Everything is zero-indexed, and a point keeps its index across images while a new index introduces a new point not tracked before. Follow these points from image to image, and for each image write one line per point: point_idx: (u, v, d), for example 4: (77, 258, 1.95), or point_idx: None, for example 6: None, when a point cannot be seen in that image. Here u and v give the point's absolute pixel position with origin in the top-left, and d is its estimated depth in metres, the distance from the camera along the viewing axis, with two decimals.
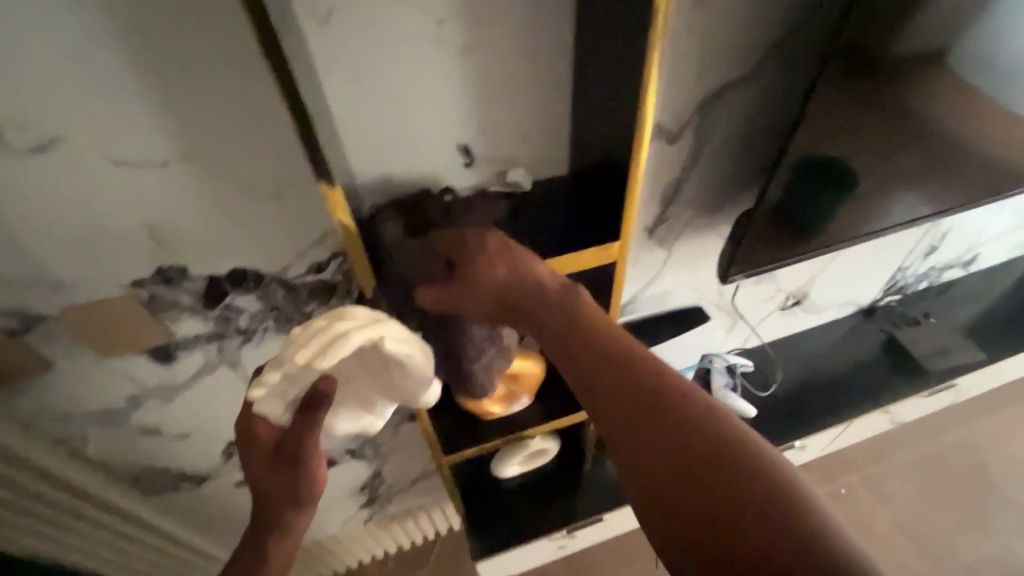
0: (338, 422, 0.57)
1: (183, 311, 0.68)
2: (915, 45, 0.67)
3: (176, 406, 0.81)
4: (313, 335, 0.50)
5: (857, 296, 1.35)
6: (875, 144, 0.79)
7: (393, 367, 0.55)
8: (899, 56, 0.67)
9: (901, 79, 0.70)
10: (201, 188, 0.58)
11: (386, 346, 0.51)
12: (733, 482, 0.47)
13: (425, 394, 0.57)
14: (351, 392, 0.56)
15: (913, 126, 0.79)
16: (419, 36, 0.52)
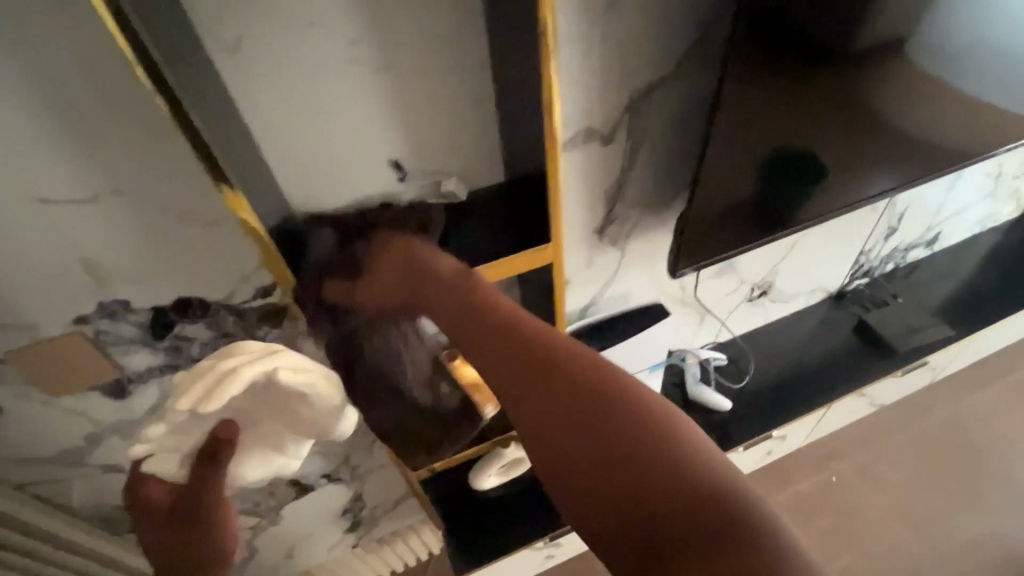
0: (247, 469, 0.61)
1: (131, 345, 0.68)
2: (827, 32, 0.68)
3: (136, 441, 0.80)
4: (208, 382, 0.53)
5: (824, 282, 1.36)
6: (808, 132, 0.80)
7: (297, 399, 0.58)
8: (811, 45, 0.69)
9: (818, 66, 0.72)
10: (133, 221, 0.58)
11: (280, 375, 0.55)
12: (628, 428, 0.46)
13: (337, 421, 0.61)
14: (257, 437, 0.59)
15: (842, 113, 0.80)
16: (332, 58, 0.54)
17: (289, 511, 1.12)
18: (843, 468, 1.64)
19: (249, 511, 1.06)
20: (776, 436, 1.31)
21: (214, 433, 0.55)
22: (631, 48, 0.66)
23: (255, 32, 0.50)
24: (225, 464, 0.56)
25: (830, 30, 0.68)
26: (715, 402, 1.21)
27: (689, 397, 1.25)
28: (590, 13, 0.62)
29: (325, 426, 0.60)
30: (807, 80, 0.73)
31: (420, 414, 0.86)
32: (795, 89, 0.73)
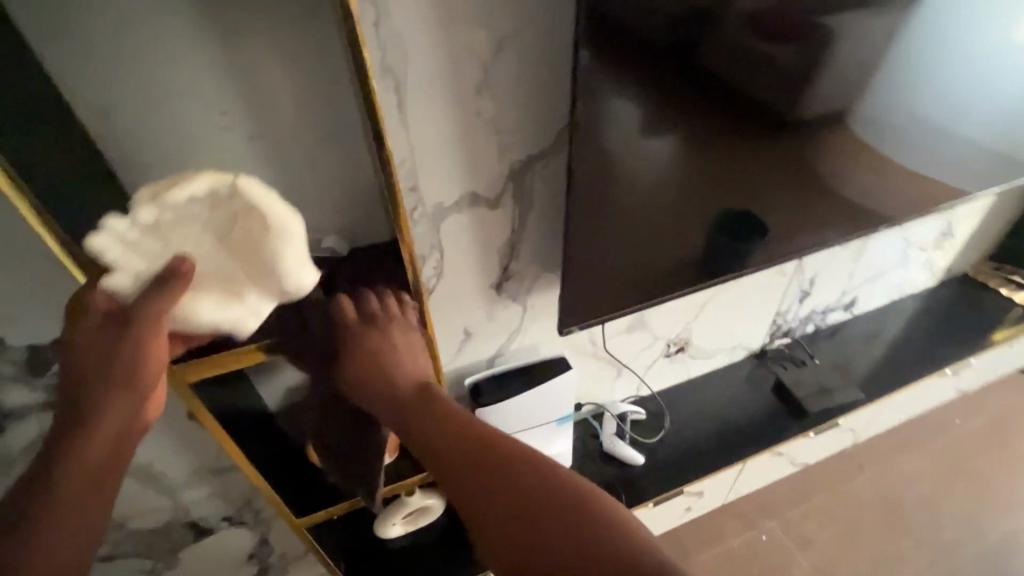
0: (194, 313, 0.53)
1: (6, 380, 0.69)
2: (672, 131, 0.75)
3: (13, 476, 0.80)
4: (165, 223, 0.48)
5: (744, 341, 1.41)
6: (679, 212, 0.86)
7: (268, 251, 0.52)
8: (658, 142, 0.75)
9: (670, 160, 0.78)
10: (6, 263, 0.61)
11: (238, 184, 0.49)
12: (532, 484, 0.61)
13: (293, 268, 0.54)
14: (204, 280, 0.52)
15: (710, 199, 0.86)
16: (204, 125, 0.59)
17: (189, 554, 1.10)
18: (772, 526, 1.64)
19: (143, 553, 1.04)
20: (692, 491, 1.32)
21: (167, 268, 0.48)
22: (505, 124, 0.72)
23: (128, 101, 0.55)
24: (169, 303, 0.49)
25: (675, 129, 0.75)
26: (627, 455, 1.23)
27: (605, 449, 1.26)
28: (463, 93, 0.68)
29: (288, 281, 0.54)
30: (660, 172, 0.79)
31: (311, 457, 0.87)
32: (656, 175, 0.79)
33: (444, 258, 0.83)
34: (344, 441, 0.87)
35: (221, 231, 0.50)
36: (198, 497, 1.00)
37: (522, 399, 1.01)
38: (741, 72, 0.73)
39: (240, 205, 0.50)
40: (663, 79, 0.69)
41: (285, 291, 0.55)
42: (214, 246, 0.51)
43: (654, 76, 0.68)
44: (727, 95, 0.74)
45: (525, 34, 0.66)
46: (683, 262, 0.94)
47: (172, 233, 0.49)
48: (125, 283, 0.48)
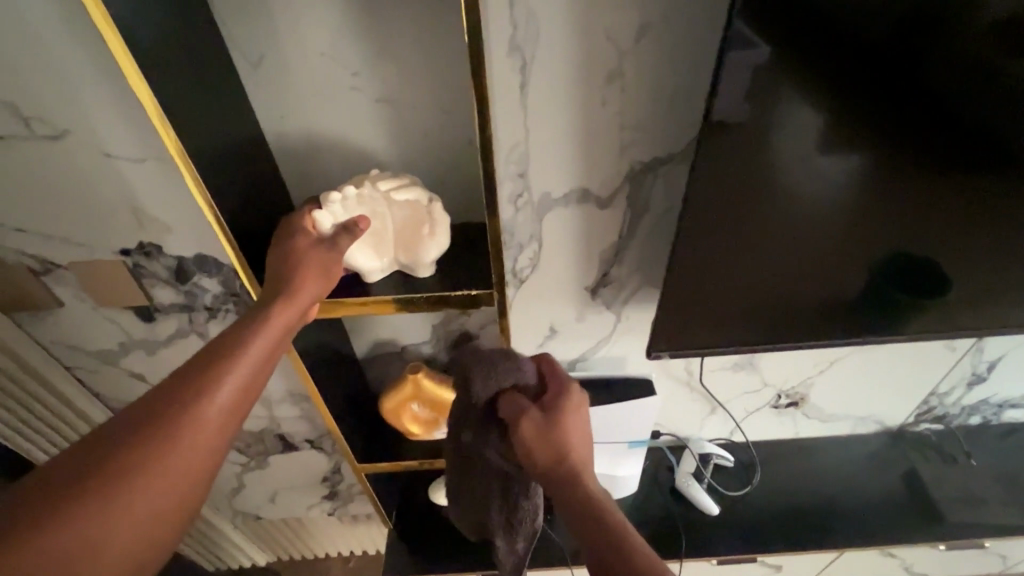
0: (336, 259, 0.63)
1: (159, 281, 0.82)
2: (848, 145, 0.61)
3: (157, 360, 0.96)
4: (370, 199, 0.61)
5: (878, 414, 1.19)
6: (831, 244, 0.71)
7: (424, 235, 0.61)
8: (826, 155, 0.62)
9: (837, 180, 0.64)
10: (170, 184, 0.71)
11: (435, 206, 0.60)
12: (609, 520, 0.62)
13: (423, 262, 0.64)
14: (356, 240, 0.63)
15: (883, 233, 0.69)
16: (338, 84, 0.62)
17: (275, 461, 1.24)
18: None
19: (242, 449, 1.20)
20: (769, 562, 1.17)
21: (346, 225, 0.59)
22: (633, 119, 0.66)
23: (277, 55, 0.60)
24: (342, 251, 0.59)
25: (850, 143, 0.61)
26: (701, 501, 1.11)
27: (677, 486, 1.16)
28: (591, 83, 0.63)
29: (416, 265, 0.64)
30: (819, 191, 0.65)
31: (383, 410, 0.92)
32: (806, 199, 0.66)
33: (542, 250, 0.80)
34: (414, 405, 0.90)
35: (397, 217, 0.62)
36: (289, 416, 1.12)
37: (596, 411, 0.96)
38: (947, 83, 0.56)
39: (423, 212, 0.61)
40: (832, 82, 0.56)
41: (416, 273, 0.65)
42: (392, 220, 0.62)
43: (819, 77, 0.56)
44: (941, 108, 0.58)
45: (676, 21, 0.58)
46: (813, 309, 0.79)
47: (369, 207, 0.61)
48: (327, 224, 0.60)
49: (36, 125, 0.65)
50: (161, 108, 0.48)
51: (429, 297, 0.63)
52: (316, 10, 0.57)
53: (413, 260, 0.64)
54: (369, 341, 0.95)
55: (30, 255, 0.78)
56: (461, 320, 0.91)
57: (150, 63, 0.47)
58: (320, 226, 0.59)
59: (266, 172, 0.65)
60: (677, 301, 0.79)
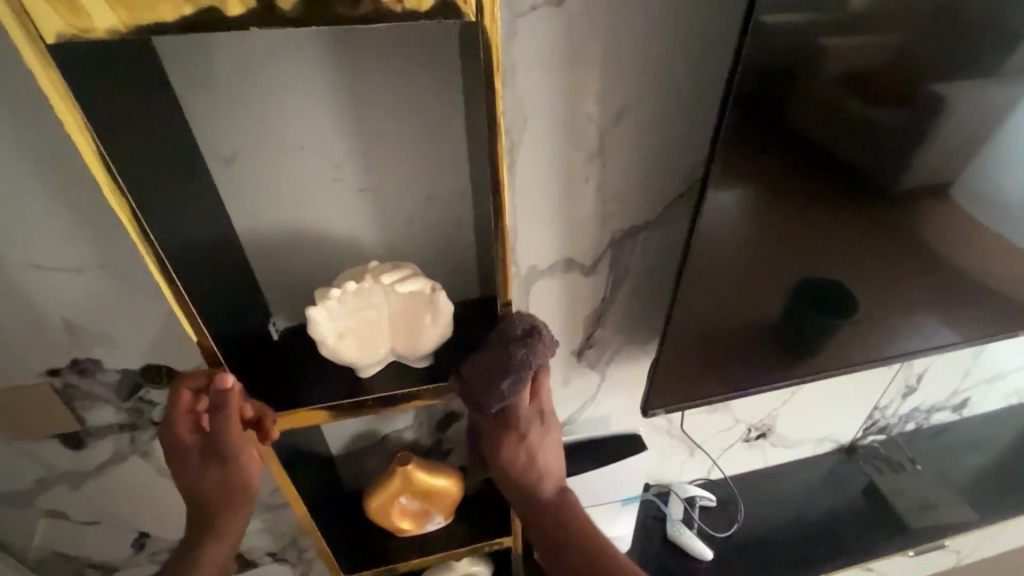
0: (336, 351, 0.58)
1: (95, 401, 0.71)
2: (747, 185, 0.65)
3: (85, 491, 0.81)
4: (372, 292, 0.56)
5: (833, 433, 1.27)
6: (757, 275, 0.75)
7: (425, 322, 0.58)
8: (720, 193, 0.65)
9: (744, 216, 0.67)
10: (115, 292, 0.63)
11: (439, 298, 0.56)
12: None
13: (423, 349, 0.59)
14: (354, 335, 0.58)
15: (797, 256, 0.74)
16: (320, 177, 0.59)
17: None
18: None
19: None
20: None
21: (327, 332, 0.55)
22: (613, 191, 0.69)
23: (253, 150, 0.56)
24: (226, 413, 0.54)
25: (746, 184, 0.64)
26: (695, 548, 1.11)
27: (668, 536, 1.15)
28: (574, 161, 0.65)
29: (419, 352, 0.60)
30: (726, 227, 0.68)
31: (367, 508, 0.83)
32: (727, 236, 0.70)
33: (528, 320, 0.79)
34: (403, 498, 0.82)
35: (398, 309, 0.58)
36: (247, 530, 0.98)
37: (592, 474, 0.94)
38: (889, 145, 0.65)
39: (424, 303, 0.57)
40: (802, 150, 0.63)
41: (414, 361, 0.61)
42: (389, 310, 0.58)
43: (792, 145, 0.62)
44: (817, 145, 0.63)
45: (651, 104, 0.62)
46: (767, 340, 0.83)
47: (363, 299, 0.56)
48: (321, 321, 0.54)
49: None
50: (138, 220, 0.43)
51: (433, 385, 0.59)
52: (299, 106, 0.55)
53: (411, 348, 0.60)
54: (344, 435, 0.87)
55: None
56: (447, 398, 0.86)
57: (126, 174, 0.42)
58: (314, 325, 0.54)
59: (239, 271, 0.60)
60: (665, 356, 0.81)
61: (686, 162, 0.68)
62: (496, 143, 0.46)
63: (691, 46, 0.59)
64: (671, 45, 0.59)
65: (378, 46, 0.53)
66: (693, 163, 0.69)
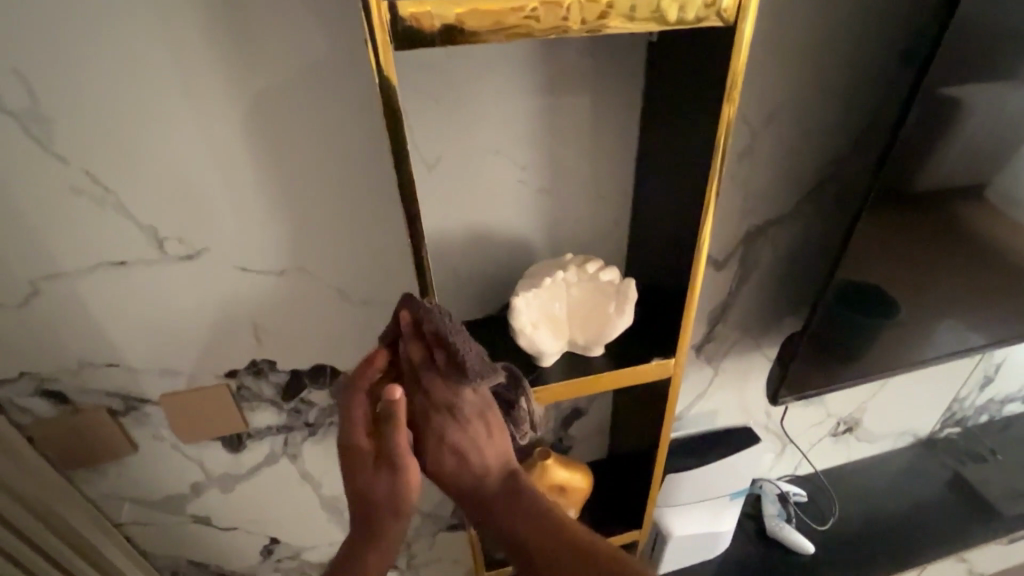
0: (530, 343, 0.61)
1: (262, 402, 0.74)
2: (897, 190, 0.68)
3: (232, 495, 0.83)
4: (567, 281, 0.61)
5: (914, 426, 1.30)
6: (894, 272, 0.77)
7: (610, 312, 0.61)
8: (879, 193, 0.68)
9: (889, 220, 0.71)
10: (303, 295, 0.66)
11: (629, 288, 0.60)
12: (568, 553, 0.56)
13: (602, 338, 0.63)
14: (547, 324, 0.61)
15: (931, 253, 0.76)
16: (505, 180, 0.63)
17: None
18: None
19: None
20: None
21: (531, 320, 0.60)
22: (754, 188, 0.73)
23: (454, 154, 0.60)
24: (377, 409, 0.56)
25: (896, 189, 0.68)
26: (797, 543, 1.13)
27: (767, 533, 1.16)
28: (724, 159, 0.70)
29: (598, 342, 0.64)
30: (875, 230, 0.71)
31: None
32: (874, 239, 0.72)
33: None
34: None
35: (585, 300, 0.62)
36: None
37: (709, 469, 0.96)
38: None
39: (610, 291, 0.61)
40: (953, 141, 0.66)
41: (589, 352, 0.65)
42: (575, 303, 0.62)
43: (946, 139, 0.66)
44: (960, 139, 0.67)
45: (797, 105, 0.68)
46: (889, 335, 0.87)
47: (554, 292, 0.61)
48: (526, 310, 0.59)
49: (168, 244, 0.59)
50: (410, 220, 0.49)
51: (616, 371, 0.63)
52: (493, 111, 0.59)
53: (590, 340, 0.64)
54: None
55: (110, 393, 0.67)
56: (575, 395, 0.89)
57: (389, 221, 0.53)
58: (518, 314, 0.58)
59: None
60: (796, 349, 0.85)
61: (823, 158, 0.73)
62: (721, 136, 0.50)
63: (837, 52, 0.65)
64: (820, 52, 0.64)
65: (572, 60, 0.58)
66: (830, 158, 0.73)
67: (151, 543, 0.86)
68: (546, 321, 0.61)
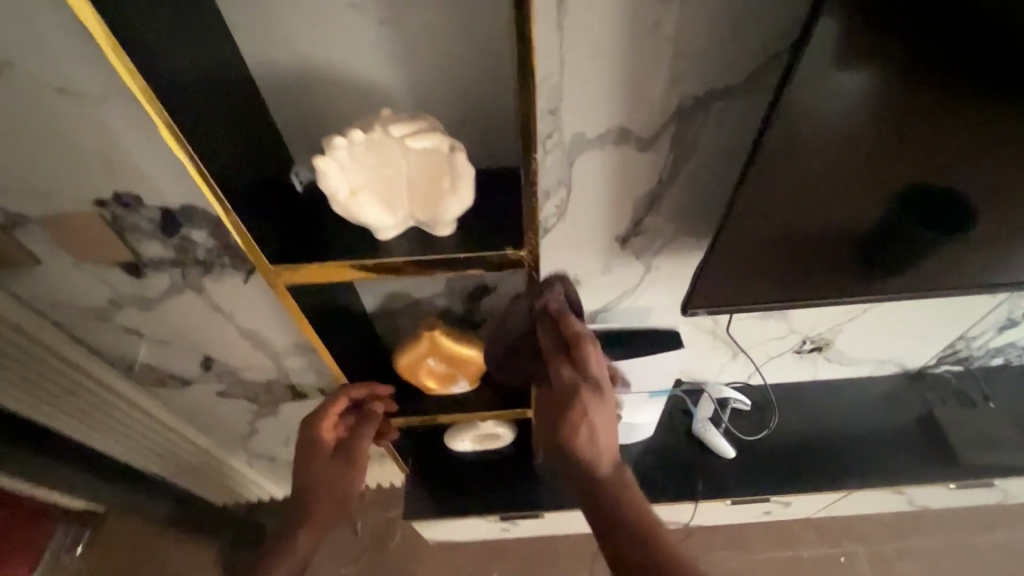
0: (355, 213, 0.54)
1: (143, 235, 0.74)
2: (843, 65, 0.49)
3: (151, 314, 0.90)
4: (384, 142, 0.51)
5: (901, 357, 1.16)
6: (852, 172, 0.60)
7: (445, 188, 0.53)
8: (805, 64, 0.49)
9: (816, 112, 0.53)
10: (141, 125, 0.61)
11: (459, 156, 0.51)
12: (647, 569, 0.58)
13: (444, 217, 0.55)
14: (372, 193, 0.53)
15: (907, 151, 0.57)
16: (335, 3, 0.50)
17: (286, 408, 1.23)
18: (855, 551, 1.48)
19: (253, 397, 1.17)
20: (773, 501, 1.16)
21: (349, 187, 0.52)
22: (687, 45, 0.55)
23: None
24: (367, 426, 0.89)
25: (823, 70, 0.50)
26: (716, 446, 1.12)
27: (693, 431, 1.15)
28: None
29: (440, 220, 0.56)
30: (812, 116, 0.54)
31: (397, 363, 0.88)
32: (814, 128, 0.55)
33: (572, 197, 0.72)
34: (430, 360, 0.86)
35: (414, 168, 0.53)
36: (297, 367, 1.08)
37: (621, 364, 0.91)
38: None
39: (441, 160, 0.52)
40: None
41: (434, 231, 0.58)
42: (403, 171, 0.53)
43: None
44: None
45: None
46: (862, 250, 0.71)
47: (381, 154, 0.52)
48: (335, 174, 0.50)
49: None
50: (133, 67, 0.40)
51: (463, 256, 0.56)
52: None
53: (430, 217, 0.56)
54: (379, 294, 0.88)
55: None
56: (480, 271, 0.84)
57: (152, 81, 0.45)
58: (325, 178, 0.50)
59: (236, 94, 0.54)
60: (708, 260, 0.72)
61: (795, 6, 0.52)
62: None
63: None
64: None
65: None
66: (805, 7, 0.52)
67: (97, 342, 0.97)
68: (368, 188, 0.53)
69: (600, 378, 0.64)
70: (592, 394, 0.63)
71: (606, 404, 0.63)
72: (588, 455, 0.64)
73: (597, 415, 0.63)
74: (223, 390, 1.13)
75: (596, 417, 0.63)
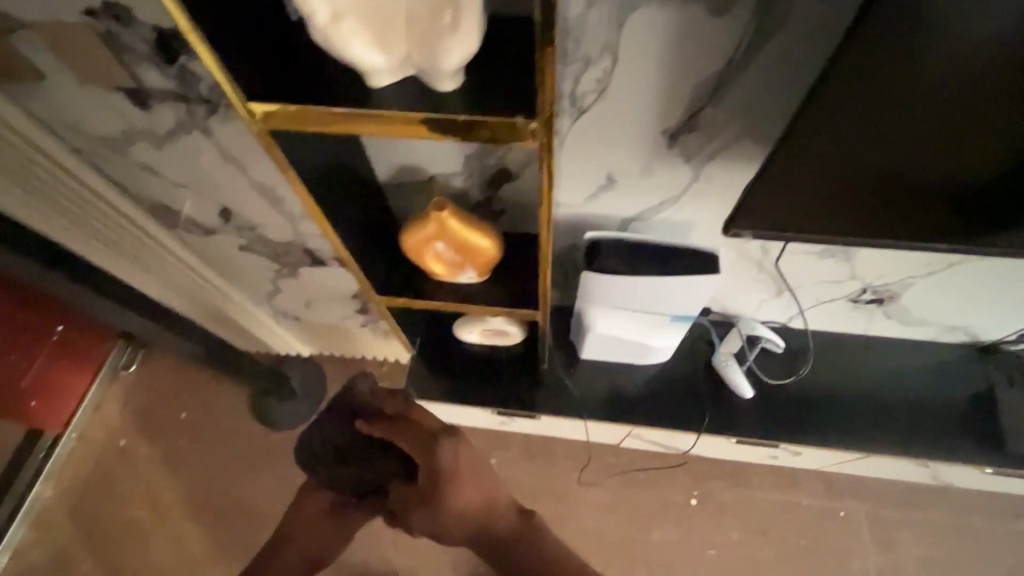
0: (340, 46, 0.45)
1: (141, 58, 0.68)
2: None
3: (164, 154, 0.87)
4: None
5: (975, 326, 1.01)
6: (995, 68, 0.44)
7: (446, 25, 0.43)
8: None
9: None
10: None
11: None
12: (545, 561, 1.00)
13: (446, 65, 0.45)
14: (361, 22, 0.43)
15: None
16: None
17: (305, 272, 1.23)
18: (856, 509, 1.44)
19: (273, 257, 1.17)
20: (781, 448, 1.10)
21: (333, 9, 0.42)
22: None
23: None
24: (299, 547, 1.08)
25: None
26: (735, 384, 1.04)
27: (712, 364, 1.08)
28: None
29: (440, 70, 0.46)
30: None
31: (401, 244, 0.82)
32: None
33: (617, 69, 0.59)
34: (438, 245, 0.79)
35: None
36: (313, 233, 1.05)
37: (645, 281, 0.81)
38: None
39: None
40: None
41: (434, 84, 0.48)
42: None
43: None
44: None
45: None
46: (984, 186, 0.55)
47: None
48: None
49: None
50: None
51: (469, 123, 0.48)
52: None
53: (428, 64, 0.46)
54: (390, 165, 0.80)
55: None
56: (502, 152, 0.74)
57: None
58: None
59: None
60: (768, 172, 0.58)
61: None
62: None
63: None
64: None
65: None
66: None
67: (118, 177, 0.96)
68: (356, 14, 0.43)
69: (452, 450, 0.91)
70: (455, 441, 0.91)
71: (470, 457, 0.93)
72: (472, 507, 0.93)
73: (461, 476, 0.91)
74: (244, 245, 1.14)
75: (466, 461, 0.92)
